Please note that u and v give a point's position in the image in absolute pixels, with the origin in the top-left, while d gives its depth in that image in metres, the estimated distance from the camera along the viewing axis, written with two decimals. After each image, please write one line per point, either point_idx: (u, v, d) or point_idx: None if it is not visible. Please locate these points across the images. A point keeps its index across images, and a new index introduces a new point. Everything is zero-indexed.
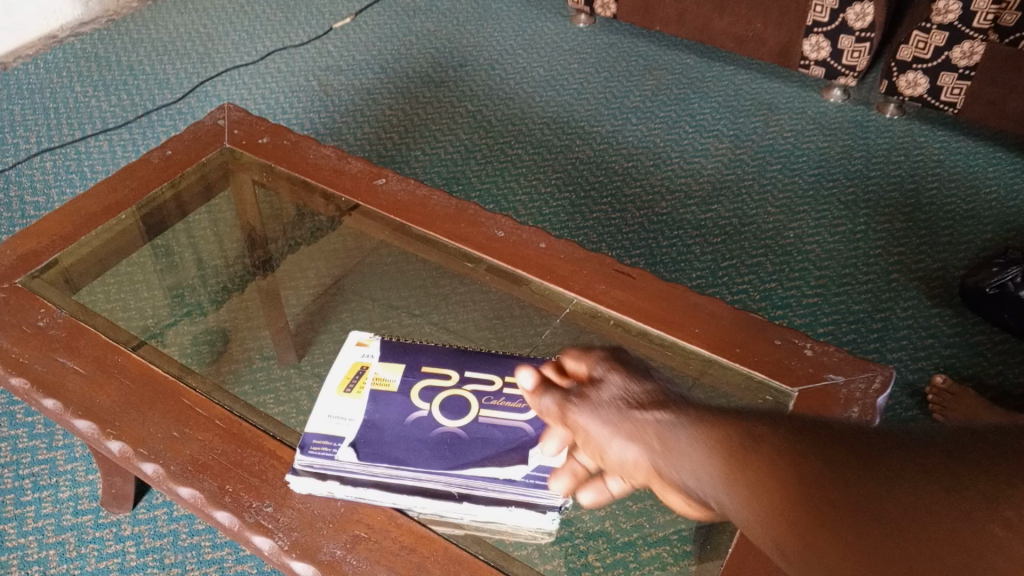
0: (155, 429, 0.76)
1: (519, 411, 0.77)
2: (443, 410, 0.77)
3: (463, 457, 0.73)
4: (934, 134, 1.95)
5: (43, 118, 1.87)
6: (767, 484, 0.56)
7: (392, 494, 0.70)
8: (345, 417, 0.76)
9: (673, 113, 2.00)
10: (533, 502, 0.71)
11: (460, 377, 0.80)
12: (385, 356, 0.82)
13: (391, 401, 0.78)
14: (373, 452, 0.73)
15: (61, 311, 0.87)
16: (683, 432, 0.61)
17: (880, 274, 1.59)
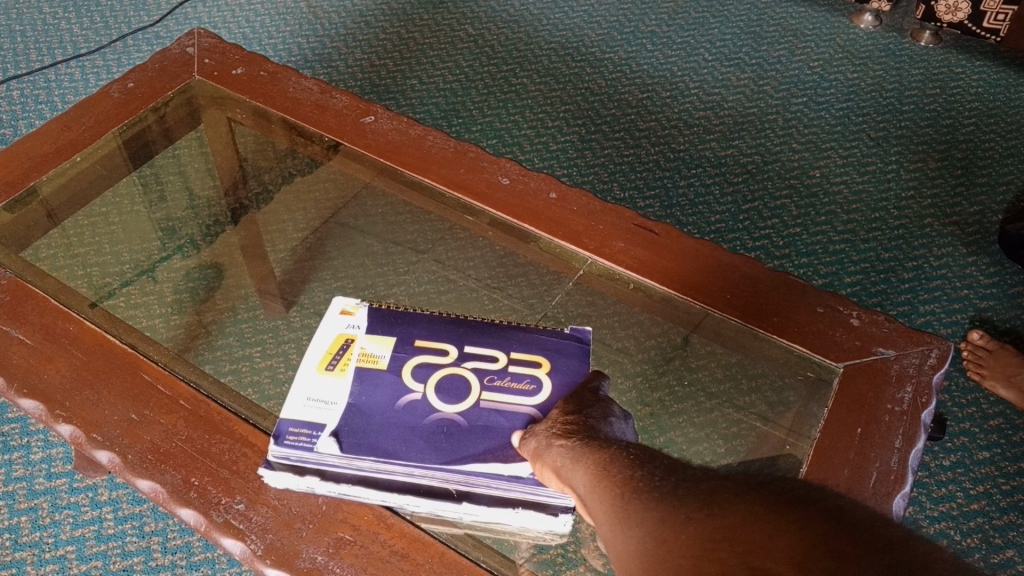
0: (111, 410, 0.66)
1: (526, 395, 0.67)
2: (438, 391, 0.67)
3: (462, 450, 0.63)
4: (973, 64, 1.81)
5: (9, 42, 1.73)
6: (602, 496, 0.50)
7: (381, 489, 0.61)
8: (327, 400, 0.66)
9: (692, 38, 1.85)
10: (543, 505, 0.62)
11: (458, 353, 0.70)
12: (371, 326, 0.72)
13: (379, 382, 0.68)
14: (356, 443, 0.63)
15: (7, 272, 0.76)
16: (570, 454, 0.56)
17: (912, 219, 1.48)
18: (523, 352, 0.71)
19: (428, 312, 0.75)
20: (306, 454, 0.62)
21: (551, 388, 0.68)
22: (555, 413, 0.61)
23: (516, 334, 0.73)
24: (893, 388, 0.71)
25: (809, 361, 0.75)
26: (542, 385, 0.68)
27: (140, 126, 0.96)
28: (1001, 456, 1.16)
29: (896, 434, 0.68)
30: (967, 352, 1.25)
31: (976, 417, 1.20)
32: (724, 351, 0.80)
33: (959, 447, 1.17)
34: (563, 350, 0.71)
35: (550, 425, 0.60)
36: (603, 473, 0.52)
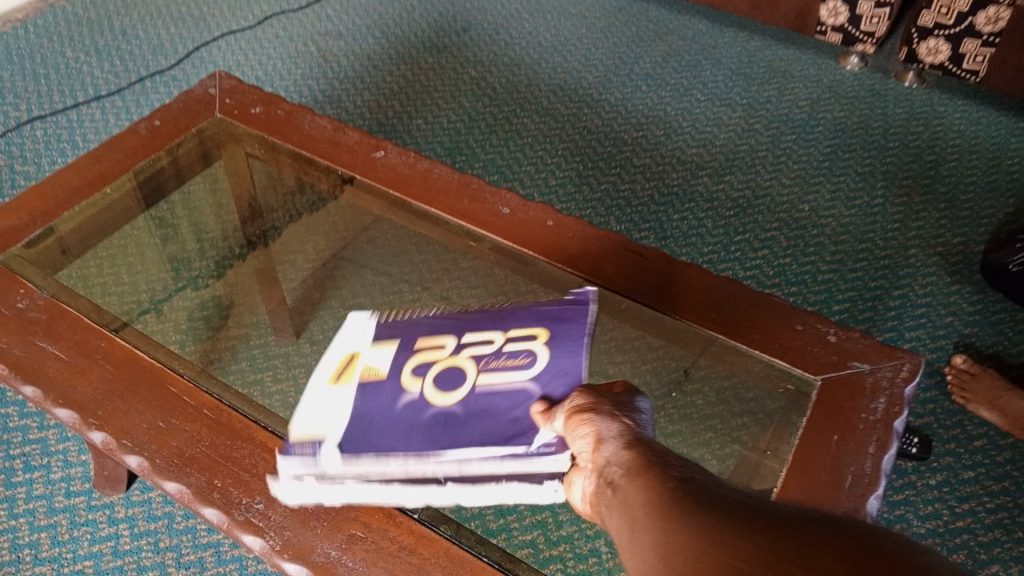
0: (139, 419, 0.71)
1: (521, 367, 0.71)
2: (435, 384, 0.72)
3: (456, 436, 0.68)
4: (955, 103, 1.89)
5: (33, 85, 1.81)
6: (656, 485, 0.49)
7: (375, 485, 0.66)
8: (336, 409, 0.71)
9: (685, 80, 1.93)
10: (536, 476, 0.66)
11: (452, 344, 0.74)
12: (372, 333, 0.78)
13: (381, 386, 0.72)
14: (359, 446, 0.68)
15: (42, 293, 0.81)
16: (635, 445, 0.55)
17: (898, 250, 1.54)
18: (516, 328, 0.75)
19: (426, 313, 0.80)
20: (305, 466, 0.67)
21: (545, 357, 0.71)
22: (625, 410, 0.60)
23: (511, 312, 0.77)
24: (867, 399, 0.76)
25: (789, 374, 0.80)
26: (536, 356, 0.71)
27: (165, 158, 1.02)
28: (986, 475, 1.20)
29: (868, 440, 0.72)
30: (951, 377, 1.30)
31: (961, 438, 1.25)
32: (714, 371, 0.86)
33: (945, 466, 1.21)
34: (556, 320, 0.75)
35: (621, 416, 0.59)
36: (638, 452, 0.53)
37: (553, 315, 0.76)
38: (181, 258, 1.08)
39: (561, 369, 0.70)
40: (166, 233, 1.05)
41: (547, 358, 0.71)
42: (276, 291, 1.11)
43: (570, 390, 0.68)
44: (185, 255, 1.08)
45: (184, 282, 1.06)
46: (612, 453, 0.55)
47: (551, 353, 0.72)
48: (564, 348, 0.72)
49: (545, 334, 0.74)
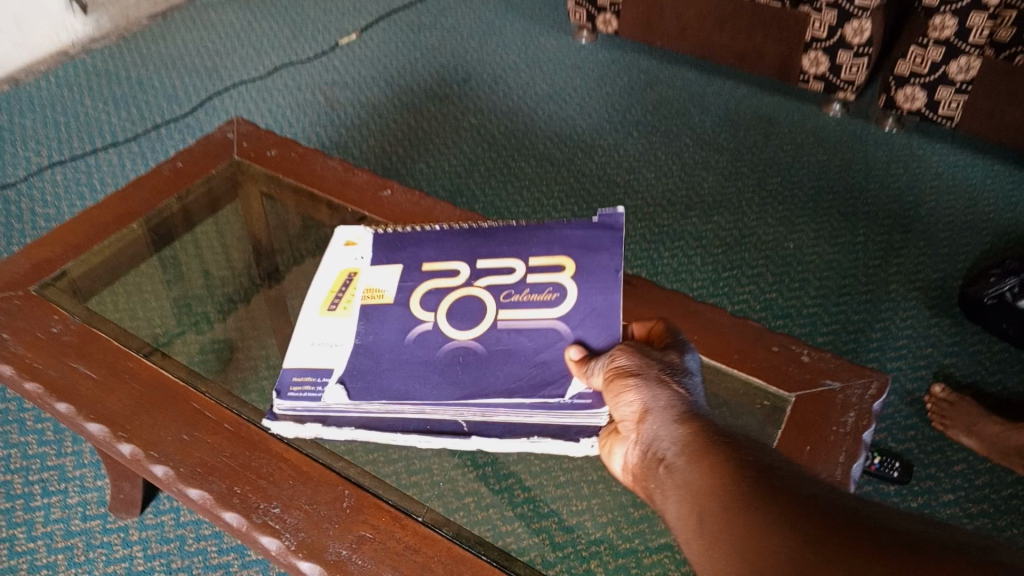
0: (165, 432, 0.77)
1: (546, 304, 0.85)
2: (449, 315, 0.86)
3: (475, 384, 0.79)
4: (933, 147, 1.99)
5: (54, 132, 1.90)
6: (709, 470, 0.57)
7: (395, 432, 0.77)
8: (340, 332, 0.87)
9: (675, 126, 2.03)
10: (569, 433, 0.75)
11: (474, 275, 0.90)
12: (381, 261, 0.95)
13: (395, 311, 0.88)
14: (374, 380, 0.81)
15: (74, 318, 0.88)
16: (683, 421, 0.63)
17: (879, 285, 1.61)
18: (541, 263, 0.90)
19: (437, 237, 0.96)
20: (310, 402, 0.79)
21: (568, 299, 0.85)
22: (668, 380, 0.67)
23: (538, 242, 0.93)
24: (838, 413, 0.82)
25: (766, 392, 0.86)
26: (560, 297, 0.85)
27: (185, 196, 1.10)
28: (966, 498, 1.25)
29: (840, 450, 0.79)
30: (931, 405, 1.36)
31: (941, 463, 1.30)
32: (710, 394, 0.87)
33: (926, 490, 1.26)
34: (584, 254, 0.90)
35: (665, 387, 0.66)
36: (689, 431, 0.61)
37: (579, 248, 0.91)
38: (192, 295, 1.06)
39: (593, 308, 0.84)
40: (178, 271, 1.07)
41: (575, 296, 0.85)
42: (281, 321, 1.02)
43: (596, 335, 0.81)
44: (195, 293, 1.06)
45: (189, 318, 1.01)
46: (663, 432, 0.63)
47: (579, 289, 0.86)
48: (591, 287, 0.86)
49: (571, 267, 0.89)
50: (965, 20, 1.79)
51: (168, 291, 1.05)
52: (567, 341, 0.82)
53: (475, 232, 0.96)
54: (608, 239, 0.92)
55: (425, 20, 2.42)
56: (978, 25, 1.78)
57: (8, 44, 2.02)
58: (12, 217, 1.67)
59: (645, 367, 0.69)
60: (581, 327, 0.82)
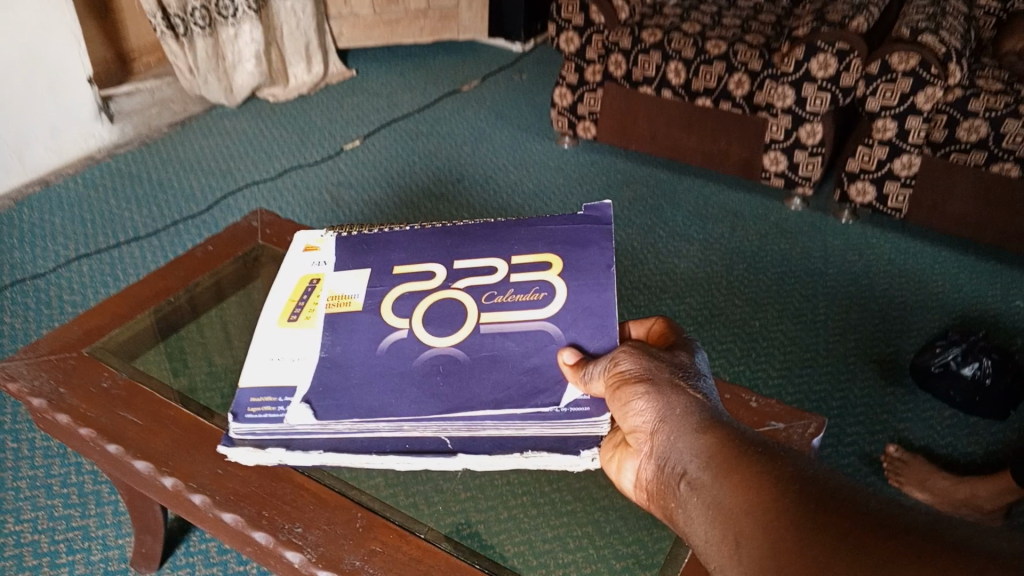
0: (202, 466, 0.90)
1: (534, 304, 0.88)
2: (426, 322, 0.88)
3: (455, 398, 0.80)
4: (885, 236, 2.18)
5: (81, 228, 2.07)
6: (732, 475, 0.56)
7: (369, 454, 0.79)
8: (308, 345, 0.89)
9: (650, 219, 2.22)
10: (569, 446, 0.80)
11: (453, 279, 0.92)
12: (348, 269, 0.97)
13: (366, 320, 0.90)
14: (345, 396, 0.82)
15: (122, 374, 1.02)
16: (696, 425, 0.62)
17: (838, 358, 1.76)
18: (525, 261, 0.92)
19: (406, 239, 1.00)
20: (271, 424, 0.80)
21: (551, 300, 0.88)
22: (676, 385, 0.67)
23: (518, 242, 0.95)
24: None
25: None
26: (547, 300, 0.88)
27: (213, 274, 1.24)
28: None
29: None
30: (887, 463, 1.48)
31: None
32: None
33: None
34: (574, 250, 0.92)
35: (673, 393, 0.66)
36: (705, 437, 0.60)
37: (567, 244, 0.93)
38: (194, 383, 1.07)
39: (585, 306, 0.86)
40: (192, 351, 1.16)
41: (565, 296, 0.88)
42: None
43: (581, 340, 0.83)
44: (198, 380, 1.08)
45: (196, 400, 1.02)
46: (677, 442, 0.62)
47: (567, 289, 0.88)
48: (580, 286, 0.88)
49: (558, 265, 0.91)
50: (903, 122, 2.02)
51: (174, 380, 1.06)
52: (559, 343, 0.84)
53: (447, 234, 0.99)
54: (597, 235, 0.93)
55: (422, 128, 2.66)
56: (915, 127, 2.02)
57: (41, 149, 2.22)
58: (41, 303, 1.82)
59: (651, 372, 0.69)
60: (573, 327, 0.85)
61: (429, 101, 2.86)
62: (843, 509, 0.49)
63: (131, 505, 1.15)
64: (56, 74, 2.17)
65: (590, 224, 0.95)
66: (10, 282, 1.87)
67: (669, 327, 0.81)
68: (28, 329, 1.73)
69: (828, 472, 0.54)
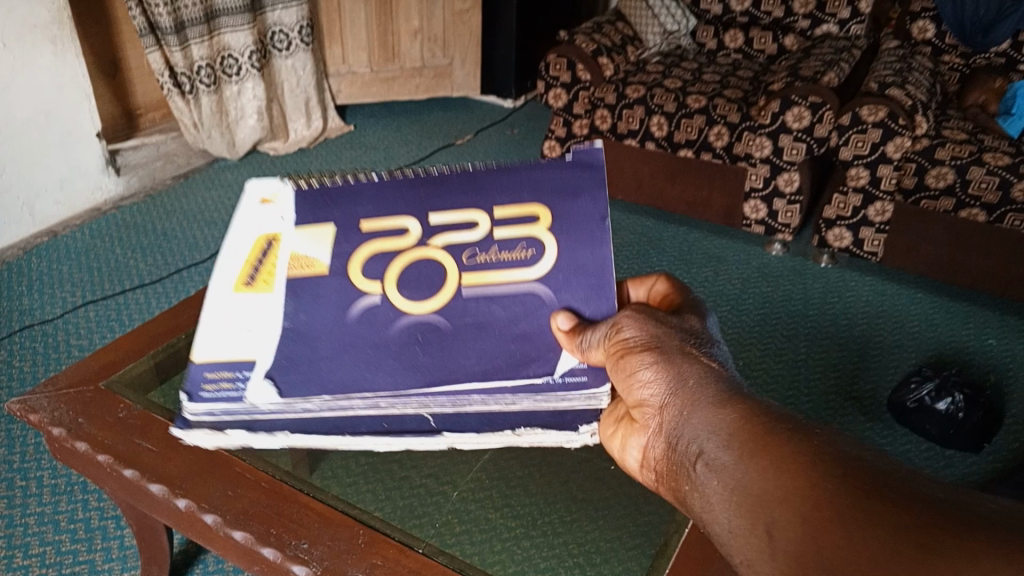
0: (213, 489, 0.95)
1: (521, 263, 0.83)
2: (400, 284, 0.84)
3: (430, 371, 0.84)
4: (863, 279, 2.27)
5: (88, 276, 2.15)
6: (751, 453, 0.53)
7: (344, 434, 0.84)
8: (269, 311, 0.85)
9: (637, 264, 2.30)
10: (567, 422, 0.88)
11: (428, 235, 0.83)
12: (307, 221, 0.84)
13: (332, 288, 0.84)
14: (316, 370, 0.84)
15: (136, 406, 1.08)
16: (712, 401, 0.59)
17: (819, 395, 1.82)
18: (511, 213, 0.83)
19: (369, 175, 0.84)
20: (232, 404, 0.85)
21: (540, 257, 0.83)
22: (685, 357, 0.65)
23: (501, 182, 0.83)
24: None
25: None
26: (536, 257, 0.83)
27: None
28: None
29: None
30: None
31: None
32: None
33: None
34: (566, 200, 0.83)
35: (684, 367, 0.64)
36: (721, 415, 0.57)
37: (558, 191, 0.83)
38: None
39: (578, 265, 0.83)
40: None
41: (555, 256, 0.83)
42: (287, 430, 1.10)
43: (562, 299, 0.83)
44: None
45: None
46: (688, 420, 0.59)
47: (559, 248, 0.83)
48: (572, 242, 0.83)
49: (545, 216, 0.83)
50: (875, 171, 2.13)
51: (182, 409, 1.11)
52: (550, 307, 0.84)
53: (415, 170, 0.85)
54: (590, 178, 0.83)
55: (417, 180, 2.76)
56: (887, 175, 2.12)
57: (51, 201, 2.31)
58: (50, 347, 1.88)
59: (660, 346, 0.67)
60: (566, 288, 0.83)
61: (424, 154, 2.97)
62: (874, 488, 0.46)
63: (140, 536, 1.20)
64: (67, 129, 2.27)
65: (579, 163, 0.84)
66: (19, 327, 1.93)
67: (677, 287, 0.82)
68: (36, 372, 1.79)
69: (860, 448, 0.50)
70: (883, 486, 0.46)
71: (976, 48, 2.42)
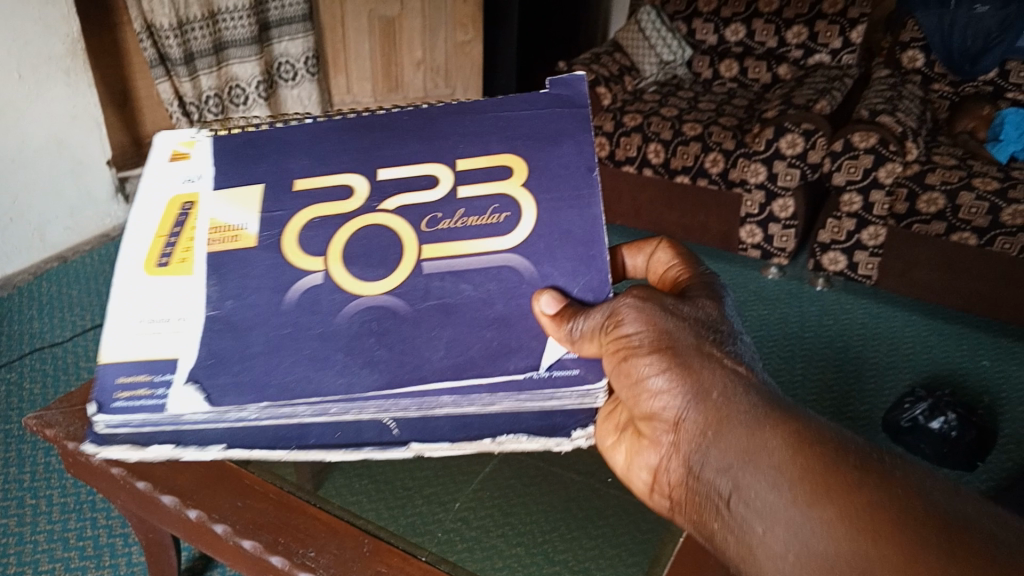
0: (223, 500, 0.98)
1: (493, 227, 0.70)
2: (349, 259, 0.70)
3: (398, 370, 0.67)
4: (858, 302, 2.31)
5: (97, 300, 2.19)
6: (807, 494, 0.50)
7: (290, 447, 0.68)
8: (180, 291, 0.71)
9: None
10: (560, 425, 0.70)
11: (379, 197, 0.72)
12: (228, 184, 0.75)
13: (261, 260, 0.71)
14: (248, 370, 0.68)
15: None
16: (745, 426, 0.55)
17: (815, 415, 1.85)
18: (476, 166, 0.72)
19: (307, 135, 0.76)
20: (152, 415, 0.68)
21: (515, 216, 0.70)
22: (698, 363, 0.59)
23: (458, 135, 0.74)
24: None
25: None
26: (509, 218, 0.70)
27: None
28: None
29: None
30: None
31: None
32: None
33: None
34: (542, 148, 0.72)
35: (701, 380, 0.58)
36: (763, 444, 0.54)
37: (530, 138, 0.73)
38: None
39: (565, 229, 0.70)
40: None
41: (532, 218, 0.70)
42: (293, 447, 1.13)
43: (550, 271, 0.69)
44: None
45: None
46: (719, 446, 0.55)
47: (537, 206, 0.70)
48: (552, 198, 0.70)
49: (519, 169, 0.72)
50: (868, 197, 2.18)
51: None
52: (534, 283, 0.69)
53: (359, 125, 0.75)
54: (570, 126, 0.73)
55: None
56: (879, 200, 2.17)
57: (61, 228, 2.36)
58: (59, 369, 1.92)
59: (664, 348, 0.60)
60: (551, 258, 0.70)
61: None
62: (958, 542, 0.44)
63: (149, 551, 1.22)
64: (78, 157, 2.33)
65: (559, 111, 0.74)
66: (29, 350, 1.97)
67: (686, 256, 0.76)
68: (46, 393, 1.82)
69: (914, 475, 0.49)
70: (968, 540, 0.44)
71: (964, 76, 2.48)
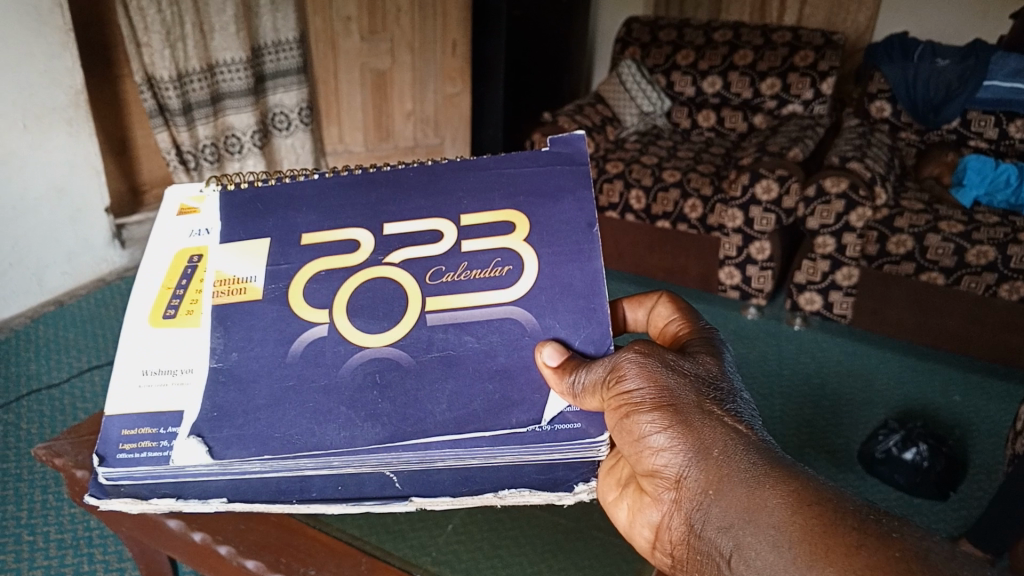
0: (225, 522, 0.99)
1: (497, 282, 0.77)
2: (354, 312, 0.76)
3: (399, 427, 0.73)
4: (835, 340, 2.38)
5: (92, 343, 2.24)
6: (803, 551, 0.50)
7: (293, 500, 0.75)
8: (187, 346, 0.77)
9: None
10: (559, 481, 0.77)
11: (384, 250, 0.79)
12: (236, 238, 0.81)
13: (266, 313, 0.77)
14: (252, 423, 0.73)
15: None
16: (746, 485, 0.56)
17: (793, 449, 1.91)
18: (480, 222, 0.79)
19: (314, 187, 0.82)
20: (156, 467, 0.73)
21: (516, 274, 0.77)
22: (700, 421, 0.61)
23: (464, 189, 0.81)
24: None
25: None
26: (510, 275, 0.77)
27: None
28: None
29: None
30: None
31: None
32: None
33: None
34: (544, 205, 0.80)
35: (702, 437, 0.60)
36: (763, 504, 0.54)
37: (532, 195, 0.80)
38: None
39: (564, 283, 0.77)
40: None
41: (535, 273, 0.77)
42: None
43: (550, 328, 0.75)
44: None
45: None
46: (721, 507, 0.56)
47: (538, 260, 0.77)
48: (554, 254, 0.78)
49: (522, 225, 0.79)
50: (840, 239, 2.28)
51: None
52: (535, 335, 0.75)
53: (365, 178, 0.82)
54: (569, 182, 0.81)
55: None
56: (851, 242, 2.27)
57: (58, 273, 2.42)
58: (57, 409, 1.95)
59: (668, 406, 0.62)
60: (551, 311, 0.76)
61: None
62: None
63: None
64: (77, 204, 2.40)
65: (560, 165, 0.82)
66: (27, 391, 2.01)
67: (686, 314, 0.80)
68: (43, 432, 1.86)
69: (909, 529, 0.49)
70: None
71: (929, 125, 2.62)
